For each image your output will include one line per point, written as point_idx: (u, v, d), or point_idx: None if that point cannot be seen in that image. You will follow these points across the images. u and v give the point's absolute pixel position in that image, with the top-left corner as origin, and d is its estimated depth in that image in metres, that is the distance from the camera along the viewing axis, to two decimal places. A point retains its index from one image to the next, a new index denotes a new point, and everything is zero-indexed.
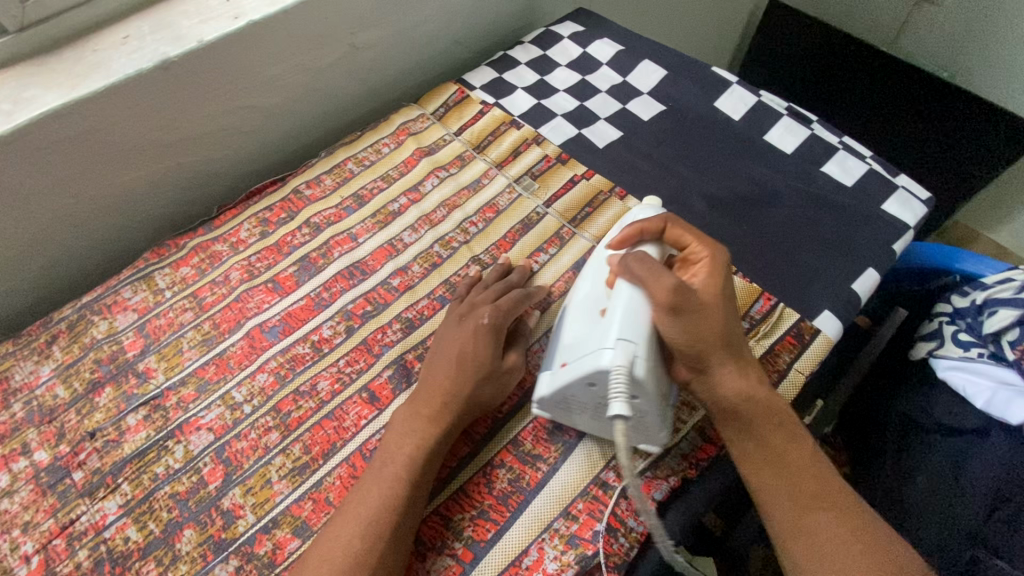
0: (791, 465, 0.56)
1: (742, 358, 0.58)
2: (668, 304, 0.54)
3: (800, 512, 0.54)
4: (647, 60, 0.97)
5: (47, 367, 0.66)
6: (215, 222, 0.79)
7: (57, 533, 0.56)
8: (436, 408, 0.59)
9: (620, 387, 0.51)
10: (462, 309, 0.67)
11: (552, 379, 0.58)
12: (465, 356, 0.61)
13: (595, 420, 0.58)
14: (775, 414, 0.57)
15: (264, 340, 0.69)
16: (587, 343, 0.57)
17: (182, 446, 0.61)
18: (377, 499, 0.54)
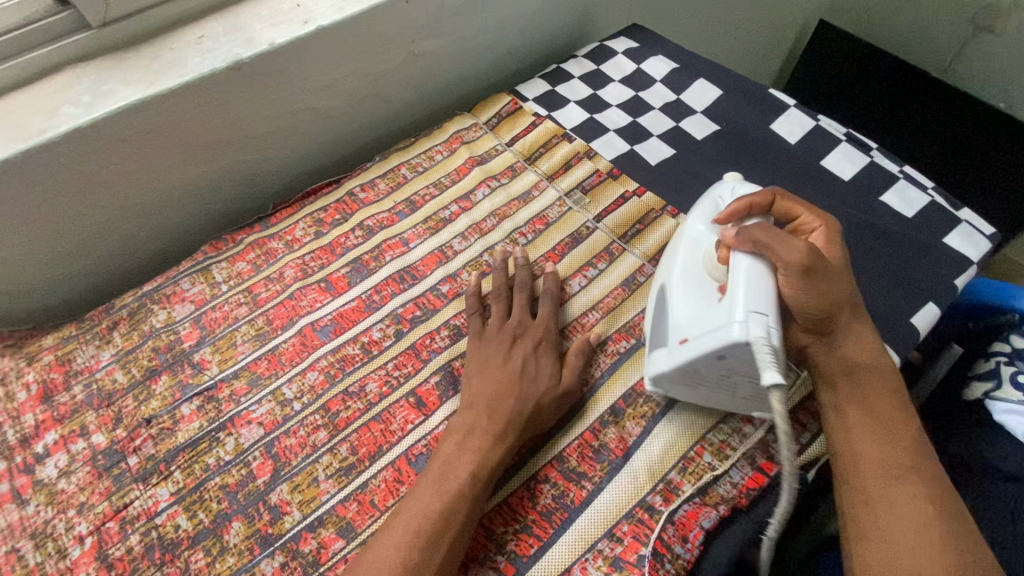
0: (892, 441, 0.55)
1: (862, 325, 0.60)
2: (803, 266, 0.54)
3: (889, 487, 0.53)
4: (702, 79, 0.97)
5: (107, 352, 0.68)
6: (272, 219, 0.81)
7: (110, 516, 0.57)
8: (500, 426, 0.59)
9: (766, 358, 0.50)
10: (513, 329, 0.67)
11: (672, 355, 0.59)
12: (526, 373, 0.63)
13: (715, 389, 0.59)
14: (888, 386, 0.58)
15: (315, 338, 0.70)
16: (713, 317, 0.56)
17: (233, 439, 0.62)
18: (439, 510, 0.53)
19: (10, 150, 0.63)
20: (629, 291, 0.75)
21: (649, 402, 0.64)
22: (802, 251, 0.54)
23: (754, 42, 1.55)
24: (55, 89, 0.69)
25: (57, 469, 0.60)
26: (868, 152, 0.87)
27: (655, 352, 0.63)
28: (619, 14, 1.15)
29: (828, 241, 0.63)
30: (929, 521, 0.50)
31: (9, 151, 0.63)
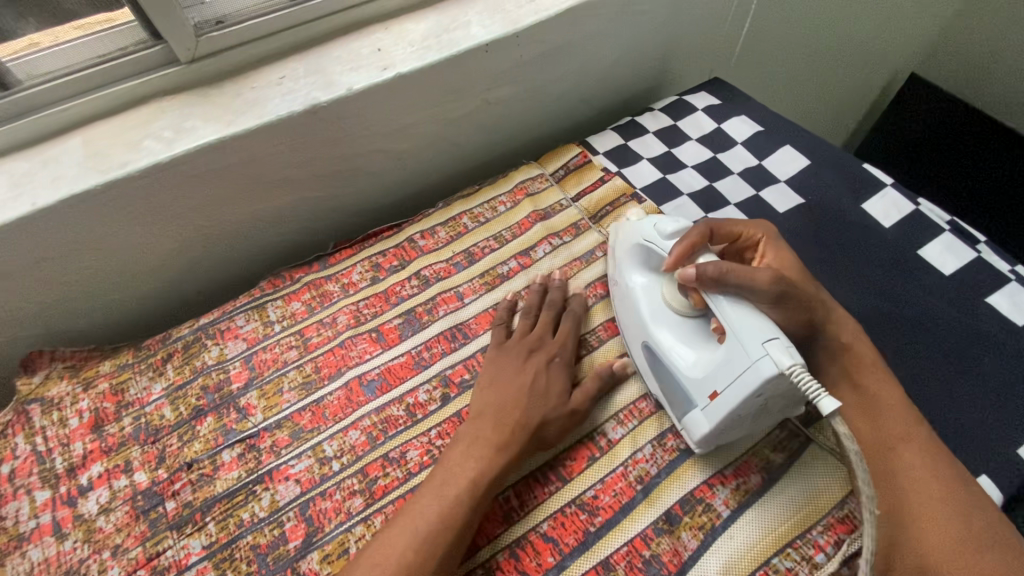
0: (888, 417, 0.59)
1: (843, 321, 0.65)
2: (776, 291, 0.58)
3: (891, 460, 0.56)
4: (787, 146, 0.91)
5: (159, 385, 0.68)
6: (331, 259, 0.81)
7: (142, 564, 0.57)
8: (505, 435, 0.60)
9: (811, 385, 0.48)
10: (530, 343, 0.69)
11: (711, 413, 0.57)
12: (537, 387, 0.64)
13: (756, 420, 0.58)
14: (870, 366, 0.62)
15: (361, 394, 0.68)
16: (732, 362, 0.54)
17: (269, 494, 0.61)
18: (436, 514, 0.54)
19: (91, 182, 0.64)
20: None
21: (709, 511, 0.59)
22: (770, 279, 0.57)
23: (839, 97, 1.47)
24: (139, 121, 0.70)
25: (98, 504, 0.60)
26: (975, 246, 0.79)
27: (687, 412, 0.61)
28: (700, 66, 1.11)
29: (773, 249, 0.68)
30: (933, 486, 0.53)
31: (90, 183, 0.64)
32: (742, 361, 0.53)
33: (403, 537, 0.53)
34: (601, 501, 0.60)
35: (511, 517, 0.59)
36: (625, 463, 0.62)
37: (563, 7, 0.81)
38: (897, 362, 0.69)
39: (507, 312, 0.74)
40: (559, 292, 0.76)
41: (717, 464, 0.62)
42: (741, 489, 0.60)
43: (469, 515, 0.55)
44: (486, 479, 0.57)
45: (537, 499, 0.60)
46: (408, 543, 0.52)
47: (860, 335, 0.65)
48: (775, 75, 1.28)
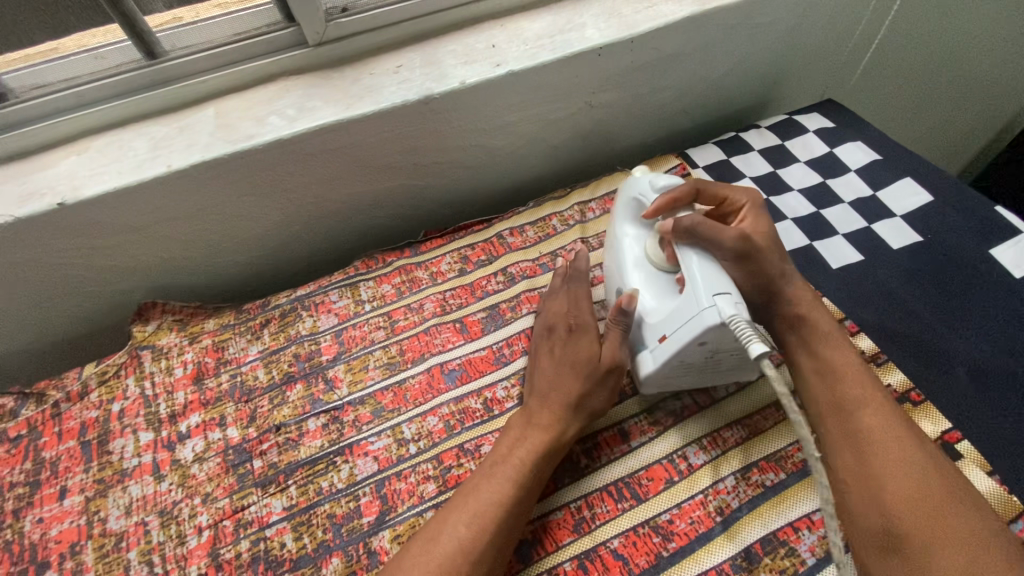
0: (845, 381, 0.58)
1: (801, 290, 0.65)
2: (740, 250, 0.62)
3: (850, 423, 0.56)
4: (908, 178, 0.85)
5: (255, 348, 0.72)
6: (421, 247, 0.83)
7: (228, 515, 0.60)
8: (545, 419, 0.60)
9: (745, 330, 0.50)
10: (550, 322, 0.68)
11: (656, 355, 0.60)
12: (565, 363, 0.63)
13: (701, 371, 0.62)
14: (823, 333, 0.62)
15: (441, 382, 0.69)
16: (682, 310, 0.57)
17: (348, 467, 0.63)
18: (487, 495, 0.55)
19: (219, 150, 0.69)
20: (783, 412, 0.65)
21: (792, 556, 0.55)
22: (735, 238, 0.61)
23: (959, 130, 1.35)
24: (266, 98, 0.74)
25: (194, 452, 0.64)
26: None
27: (640, 354, 0.63)
28: (811, 87, 1.06)
29: (754, 216, 0.68)
30: (892, 445, 0.53)
31: (219, 151, 0.68)
32: (691, 309, 0.55)
33: (454, 516, 0.54)
34: (676, 527, 0.58)
35: (582, 528, 0.58)
36: (705, 492, 0.60)
37: (683, 15, 0.78)
38: None
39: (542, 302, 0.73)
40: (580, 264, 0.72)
41: (806, 507, 0.58)
42: (830, 538, 0.56)
43: (520, 494, 0.55)
44: (536, 456, 0.58)
45: (609, 514, 0.59)
46: (460, 519, 0.53)
47: (815, 303, 0.64)
48: (892, 100, 1.19)
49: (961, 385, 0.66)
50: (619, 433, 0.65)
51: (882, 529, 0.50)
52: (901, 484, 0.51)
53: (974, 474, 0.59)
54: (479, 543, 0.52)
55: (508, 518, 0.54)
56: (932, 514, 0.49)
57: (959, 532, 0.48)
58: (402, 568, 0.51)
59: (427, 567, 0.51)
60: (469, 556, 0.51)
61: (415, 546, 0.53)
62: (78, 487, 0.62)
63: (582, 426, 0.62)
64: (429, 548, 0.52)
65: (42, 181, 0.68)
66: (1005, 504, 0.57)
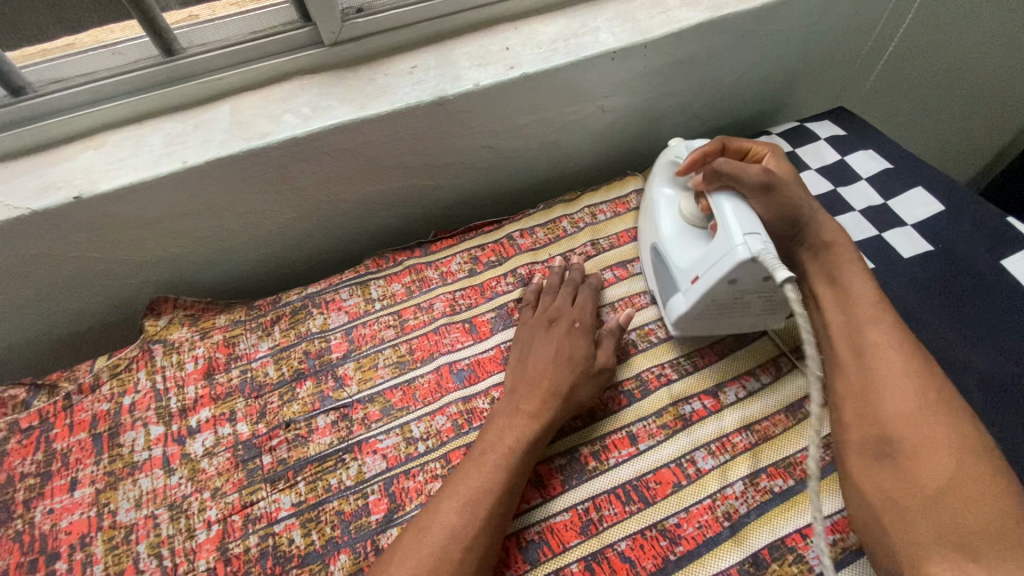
0: (859, 300, 0.61)
1: (828, 221, 0.68)
2: (766, 181, 0.66)
3: (857, 341, 0.59)
4: (919, 187, 0.85)
5: (265, 344, 0.73)
6: (432, 247, 0.83)
7: (237, 510, 0.60)
8: (536, 405, 0.62)
9: (774, 261, 0.55)
10: (551, 315, 0.71)
11: (688, 295, 0.65)
12: (562, 354, 0.66)
13: (730, 313, 0.66)
14: (842, 258, 0.65)
15: (450, 381, 0.69)
16: (713, 252, 0.61)
17: (357, 465, 0.63)
18: (478, 481, 0.56)
19: (235, 147, 0.69)
20: (793, 418, 0.65)
21: (800, 563, 0.55)
22: (760, 171, 0.65)
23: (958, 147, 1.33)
24: (281, 96, 0.74)
25: (204, 447, 0.64)
26: None
27: (672, 300, 0.69)
28: (822, 95, 1.06)
29: (777, 160, 0.69)
30: (895, 359, 0.56)
31: (235, 148, 0.69)
32: (723, 250, 0.60)
33: (446, 504, 0.55)
34: (684, 531, 0.58)
35: (589, 530, 0.58)
36: (713, 497, 0.60)
37: (697, 20, 0.79)
38: None
39: (534, 293, 0.75)
40: (578, 273, 0.76)
41: (814, 514, 0.58)
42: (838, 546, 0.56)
43: (510, 481, 0.57)
44: (525, 443, 0.59)
45: (617, 516, 0.59)
46: (451, 508, 0.54)
47: (841, 235, 0.68)
48: (903, 108, 1.19)
49: (972, 395, 0.66)
50: (629, 436, 0.65)
51: (873, 438, 0.54)
52: (902, 394, 0.54)
53: None
54: (471, 531, 0.53)
55: (499, 504, 0.55)
56: (925, 424, 0.51)
57: (950, 438, 0.50)
58: (396, 558, 0.52)
59: (420, 556, 0.51)
60: (462, 544, 0.52)
61: (407, 537, 0.53)
62: (89, 479, 0.63)
63: (568, 418, 0.64)
64: (421, 537, 0.53)
65: (59, 173, 0.68)
66: None
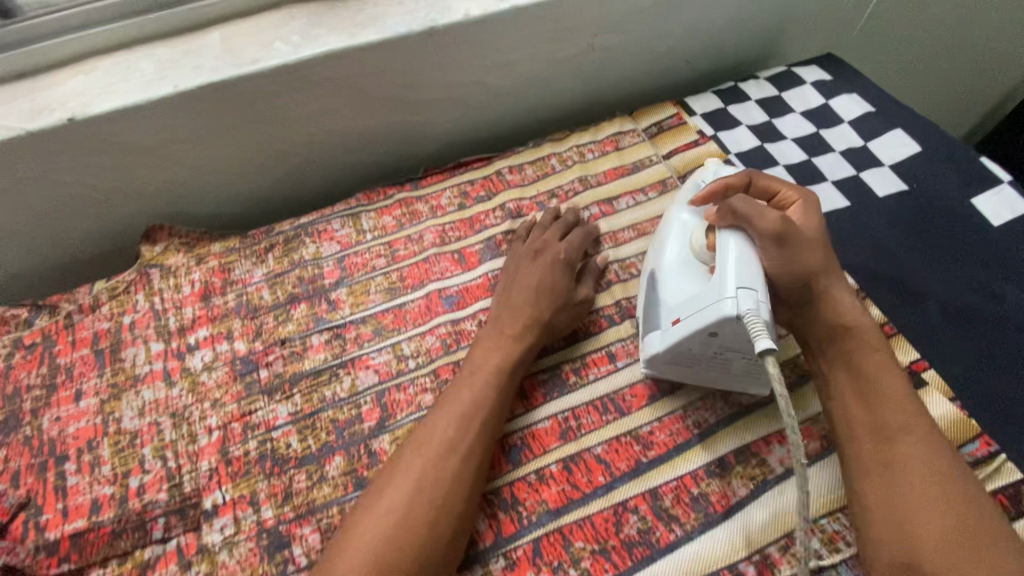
0: (887, 401, 0.56)
1: (851, 302, 0.62)
2: (782, 231, 0.59)
3: (885, 448, 0.54)
4: (898, 129, 0.87)
5: (260, 270, 0.75)
6: (422, 182, 0.85)
7: (236, 418, 0.64)
8: (519, 328, 0.65)
9: (759, 327, 0.52)
10: (538, 247, 0.73)
11: (664, 336, 0.60)
12: (545, 283, 0.68)
13: (707, 367, 0.61)
14: (868, 346, 0.59)
15: (440, 305, 0.72)
16: (702, 297, 0.57)
17: (350, 378, 0.66)
18: (469, 400, 0.59)
19: (227, 73, 0.70)
20: None
21: (761, 466, 0.60)
22: (778, 219, 0.58)
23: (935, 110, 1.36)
24: (272, 25, 0.75)
25: (203, 362, 0.67)
26: None
27: (648, 336, 0.64)
28: (811, 42, 1.06)
29: (804, 210, 0.65)
30: (923, 476, 0.51)
31: (226, 74, 0.70)
32: (714, 297, 0.55)
33: (444, 418, 0.58)
34: (656, 437, 0.62)
35: (568, 435, 0.62)
36: (684, 408, 0.64)
37: None
38: (986, 363, 0.66)
39: (525, 228, 0.77)
40: (571, 213, 0.78)
41: (776, 425, 0.62)
42: None
43: (499, 398, 0.60)
44: (509, 364, 0.62)
45: (594, 424, 0.63)
46: (448, 423, 0.58)
47: (862, 313, 0.61)
48: (891, 59, 1.20)
49: (932, 321, 0.70)
50: (607, 355, 0.68)
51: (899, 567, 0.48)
52: (931, 516, 0.49)
53: (936, 399, 0.63)
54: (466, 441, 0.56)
55: (490, 418, 0.59)
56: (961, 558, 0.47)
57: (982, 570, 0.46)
58: (399, 465, 0.55)
59: (423, 464, 0.55)
60: (458, 454, 0.56)
61: (406, 450, 0.56)
62: (93, 390, 0.66)
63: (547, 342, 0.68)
64: (421, 450, 0.56)
65: (53, 96, 0.69)
66: (962, 426, 0.61)
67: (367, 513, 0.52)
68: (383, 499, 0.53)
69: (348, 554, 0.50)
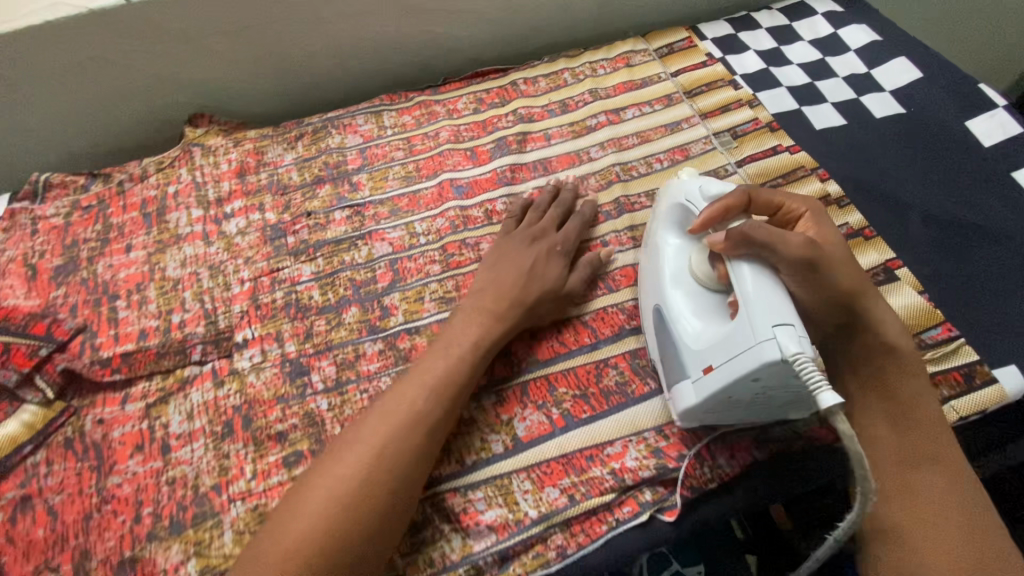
0: (916, 430, 0.53)
1: (891, 323, 0.56)
2: (806, 255, 0.52)
3: (906, 477, 0.52)
4: (902, 58, 0.90)
5: (290, 156, 0.82)
6: (442, 89, 0.90)
7: (265, 274, 0.71)
8: (503, 309, 0.63)
9: (816, 377, 0.46)
10: (533, 232, 0.70)
11: (699, 388, 0.54)
12: (534, 270, 0.66)
13: (749, 409, 0.55)
14: (903, 370, 0.55)
15: (451, 192, 0.78)
16: (738, 340, 0.51)
17: (367, 248, 0.73)
18: (443, 370, 0.57)
19: None
20: None
21: None
22: (801, 243, 0.52)
23: None
24: None
25: (237, 227, 0.75)
26: None
27: (678, 386, 0.58)
28: None
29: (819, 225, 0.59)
30: (942, 509, 0.49)
31: None
32: (749, 339, 0.49)
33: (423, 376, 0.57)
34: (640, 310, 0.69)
35: None
36: None
37: None
38: (959, 265, 0.70)
39: (522, 208, 0.74)
40: (571, 197, 0.75)
41: None
42: None
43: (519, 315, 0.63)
44: (487, 343, 0.60)
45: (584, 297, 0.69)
46: (417, 395, 0.55)
47: (901, 338, 0.56)
48: None
49: (912, 227, 0.74)
50: (602, 243, 0.74)
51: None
52: (944, 549, 0.48)
53: (905, 291, 0.68)
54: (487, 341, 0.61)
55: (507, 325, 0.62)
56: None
57: None
58: (370, 418, 0.54)
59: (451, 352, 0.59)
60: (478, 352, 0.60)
61: (373, 417, 0.54)
62: (142, 244, 0.74)
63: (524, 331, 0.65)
64: (388, 419, 0.53)
65: None
66: (927, 314, 0.66)
67: (323, 476, 0.50)
68: (342, 466, 0.50)
69: (293, 523, 0.48)
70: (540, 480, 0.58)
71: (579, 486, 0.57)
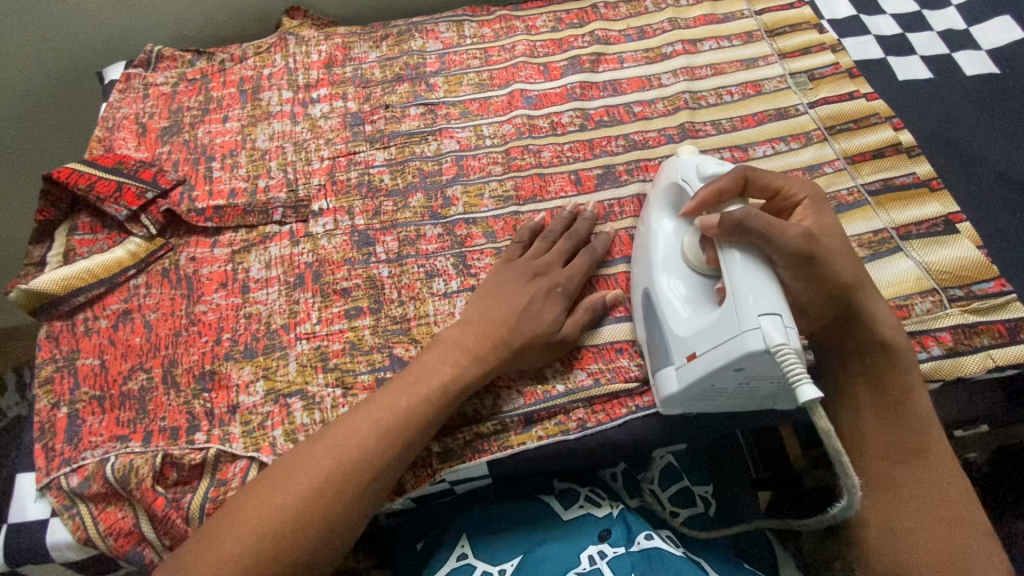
0: (908, 425, 0.53)
1: (886, 315, 0.56)
2: (803, 247, 0.52)
3: (890, 469, 0.53)
4: (1005, 16, 0.85)
5: (374, 54, 0.87)
6: (523, 7, 0.93)
7: (342, 155, 0.77)
8: (484, 348, 0.59)
9: (797, 370, 0.46)
10: (535, 266, 0.65)
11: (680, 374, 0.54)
12: (526, 311, 0.61)
13: (730, 397, 0.55)
14: (894, 366, 0.55)
15: (520, 102, 0.81)
16: (722, 326, 0.51)
17: (436, 143, 0.78)
18: (404, 409, 0.55)
19: None
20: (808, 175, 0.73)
21: None
22: (799, 235, 0.51)
23: None
24: None
25: (322, 112, 0.81)
26: None
27: (659, 372, 0.58)
28: None
29: (816, 213, 0.57)
30: (925, 500, 0.52)
31: None
32: (733, 326, 0.50)
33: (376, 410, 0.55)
34: None
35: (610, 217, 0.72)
36: None
37: None
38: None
39: (530, 233, 0.69)
40: (584, 228, 0.69)
41: None
42: None
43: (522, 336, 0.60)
44: (456, 386, 0.57)
45: (635, 212, 0.72)
46: (370, 432, 0.53)
47: (894, 332, 0.55)
48: None
49: (981, 185, 0.72)
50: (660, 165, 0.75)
51: None
52: (924, 539, 0.51)
53: (963, 243, 0.67)
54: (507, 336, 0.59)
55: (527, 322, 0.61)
56: None
57: None
58: (325, 437, 0.53)
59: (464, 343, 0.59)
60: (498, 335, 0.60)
61: (326, 440, 0.53)
62: (237, 117, 0.81)
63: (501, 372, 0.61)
64: (335, 451, 0.52)
65: None
66: (981, 267, 0.66)
67: (261, 500, 0.50)
68: (281, 493, 0.50)
69: (227, 543, 0.48)
70: (570, 363, 0.63)
71: (605, 372, 0.62)
